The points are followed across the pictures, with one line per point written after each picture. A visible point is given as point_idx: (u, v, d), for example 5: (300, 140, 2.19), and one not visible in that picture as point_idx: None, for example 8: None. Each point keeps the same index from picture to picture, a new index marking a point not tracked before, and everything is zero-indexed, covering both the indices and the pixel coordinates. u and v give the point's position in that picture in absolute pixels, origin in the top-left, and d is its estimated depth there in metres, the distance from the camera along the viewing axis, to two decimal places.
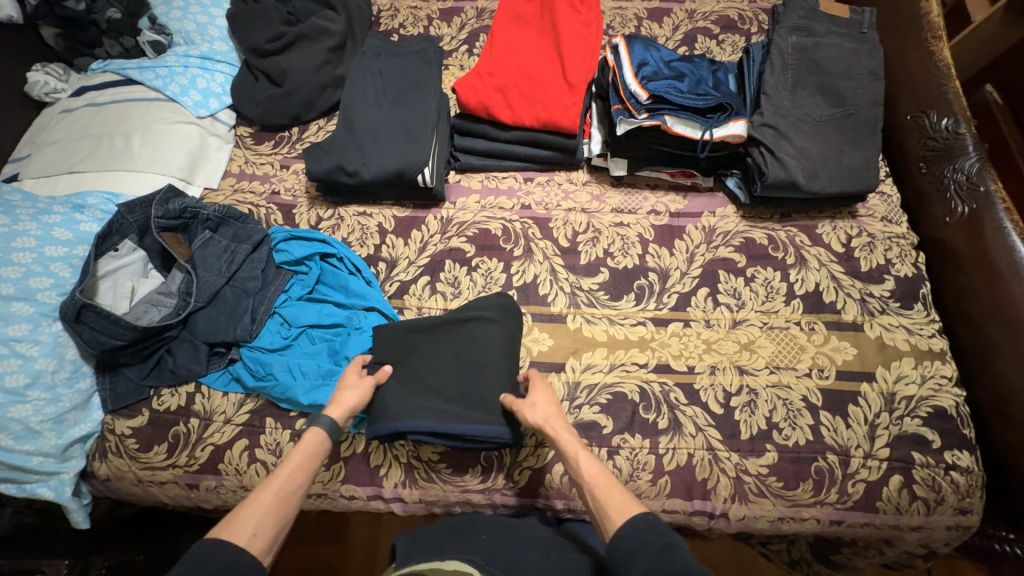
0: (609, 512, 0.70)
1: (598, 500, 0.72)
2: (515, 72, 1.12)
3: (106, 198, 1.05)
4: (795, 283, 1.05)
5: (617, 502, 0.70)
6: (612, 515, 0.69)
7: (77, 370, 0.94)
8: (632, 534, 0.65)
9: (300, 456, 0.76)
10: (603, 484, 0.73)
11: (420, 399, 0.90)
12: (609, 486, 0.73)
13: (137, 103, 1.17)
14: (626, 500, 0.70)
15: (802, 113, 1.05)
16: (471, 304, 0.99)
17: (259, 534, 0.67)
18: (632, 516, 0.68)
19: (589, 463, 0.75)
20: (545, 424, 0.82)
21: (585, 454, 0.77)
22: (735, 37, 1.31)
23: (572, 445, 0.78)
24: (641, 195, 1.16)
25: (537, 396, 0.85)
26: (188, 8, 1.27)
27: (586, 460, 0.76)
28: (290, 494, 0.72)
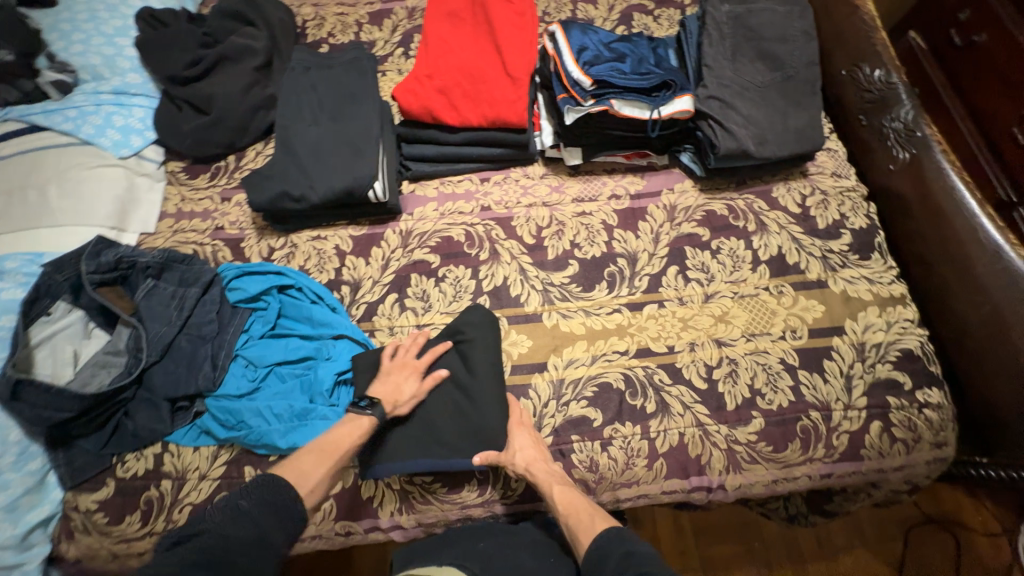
0: (579, 534, 0.80)
1: (567, 524, 0.82)
2: (455, 71, 1.08)
3: (28, 259, 0.96)
4: (759, 249, 1.07)
5: (587, 527, 0.81)
6: (582, 538, 0.80)
7: (24, 452, 0.86)
8: (601, 545, 0.78)
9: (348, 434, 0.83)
10: (573, 512, 0.82)
11: (415, 432, 0.89)
12: (581, 509, 0.83)
13: (48, 152, 1.07)
14: (597, 523, 0.81)
15: (744, 81, 1.05)
16: (453, 323, 0.97)
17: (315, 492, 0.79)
18: (597, 535, 0.79)
19: (563, 496, 0.84)
20: (529, 470, 0.85)
21: (559, 488, 0.84)
22: (670, 11, 1.31)
23: (549, 481, 0.84)
24: (599, 180, 1.15)
25: (519, 440, 0.88)
26: (90, 41, 1.17)
27: (561, 494, 0.84)
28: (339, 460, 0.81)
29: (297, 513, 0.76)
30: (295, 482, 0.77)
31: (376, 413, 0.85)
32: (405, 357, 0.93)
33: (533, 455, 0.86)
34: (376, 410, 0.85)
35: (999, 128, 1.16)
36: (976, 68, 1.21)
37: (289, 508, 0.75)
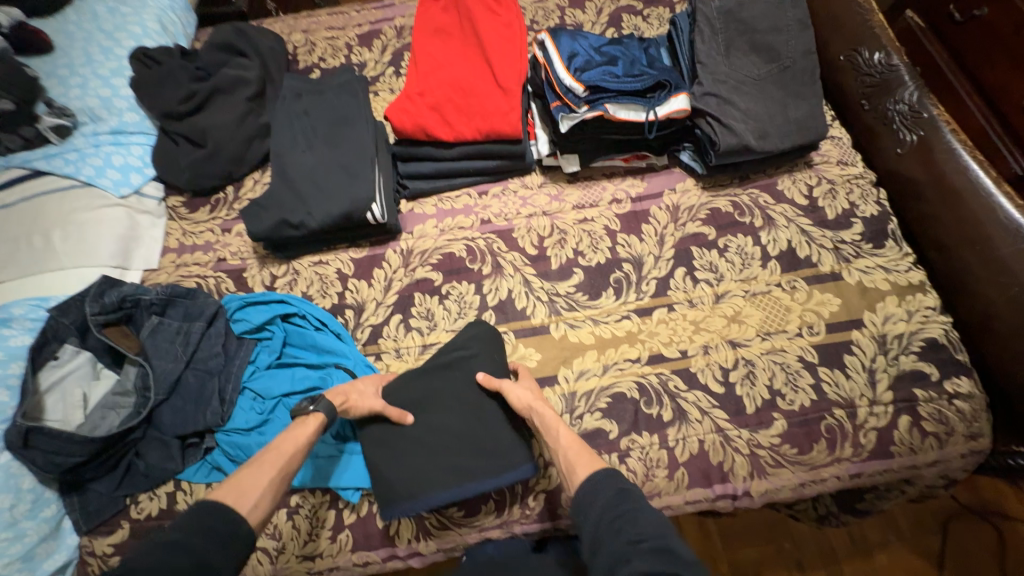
0: (577, 467, 0.75)
1: (567, 460, 0.77)
2: (446, 87, 1.08)
3: (34, 304, 0.96)
4: (768, 244, 1.04)
5: (584, 461, 0.76)
6: (579, 470, 0.74)
7: (39, 499, 0.85)
8: (592, 489, 0.71)
9: (293, 440, 0.78)
10: (572, 446, 0.78)
11: (430, 463, 0.87)
12: (578, 445, 0.78)
13: (50, 196, 1.08)
14: (591, 461, 0.76)
15: (740, 75, 1.03)
16: (447, 345, 0.95)
17: (261, 504, 0.72)
18: (595, 470, 0.74)
19: (565, 435, 0.80)
20: (532, 403, 0.85)
21: (563, 427, 0.81)
22: (659, 9, 1.31)
23: (553, 420, 0.82)
24: (599, 185, 1.13)
25: (524, 383, 0.90)
26: (87, 84, 1.18)
27: (564, 431, 0.80)
28: (286, 468, 0.76)
29: (246, 532, 0.69)
30: (234, 503, 0.71)
31: (323, 410, 0.82)
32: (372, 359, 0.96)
33: (533, 394, 0.87)
34: (320, 403, 0.82)
35: (1009, 101, 1.13)
36: (980, 43, 1.17)
37: (235, 530, 0.68)
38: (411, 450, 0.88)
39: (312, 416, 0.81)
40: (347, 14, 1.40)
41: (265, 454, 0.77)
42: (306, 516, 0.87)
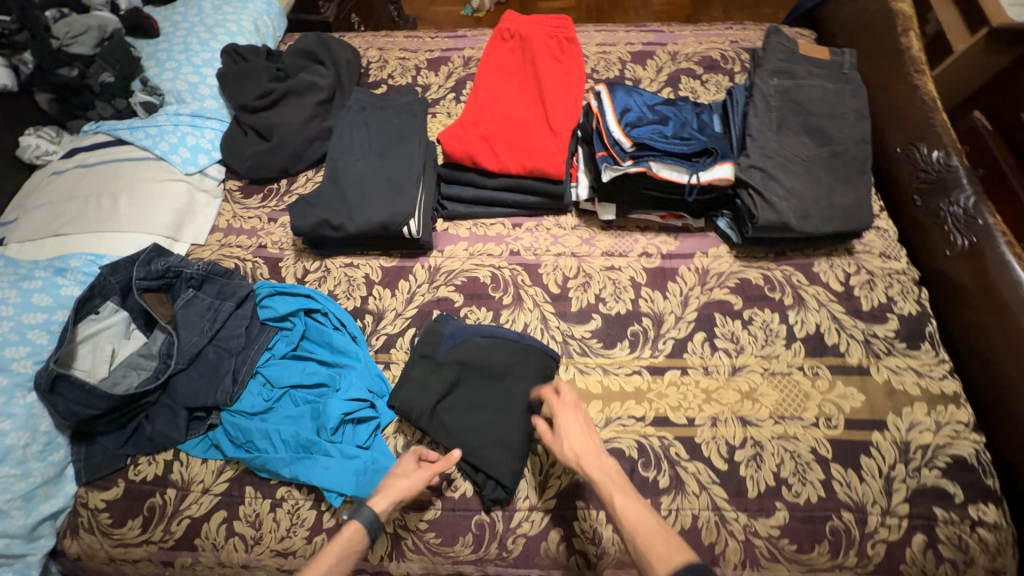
0: (652, 559, 0.63)
1: (637, 544, 0.66)
2: (500, 121, 1.11)
3: (89, 259, 1.03)
4: (795, 325, 1.01)
5: (660, 550, 0.64)
6: (653, 563, 0.63)
7: (50, 443, 0.90)
8: None
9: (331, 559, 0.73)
10: (640, 531, 0.66)
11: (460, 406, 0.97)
12: (645, 518, 0.68)
13: (125, 163, 1.18)
14: (668, 548, 0.64)
15: (789, 154, 1.02)
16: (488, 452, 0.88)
17: None
18: (677, 564, 0.62)
19: (625, 504, 0.69)
20: (577, 461, 0.77)
21: (621, 497, 0.70)
22: (718, 77, 1.37)
23: (609, 484, 0.72)
24: (632, 236, 1.14)
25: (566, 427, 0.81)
26: (180, 69, 1.29)
27: (622, 502, 0.70)
28: None
29: None
30: None
31: (364, 517, 0.77)
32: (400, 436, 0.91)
33: (577, 447, 0.78)
34: (362, 514, 0.78)
35: None
36: None
37: None
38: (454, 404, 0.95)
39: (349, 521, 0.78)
40: (422, 39, 1.51)
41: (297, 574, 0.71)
42: (287, 512, 0.88)
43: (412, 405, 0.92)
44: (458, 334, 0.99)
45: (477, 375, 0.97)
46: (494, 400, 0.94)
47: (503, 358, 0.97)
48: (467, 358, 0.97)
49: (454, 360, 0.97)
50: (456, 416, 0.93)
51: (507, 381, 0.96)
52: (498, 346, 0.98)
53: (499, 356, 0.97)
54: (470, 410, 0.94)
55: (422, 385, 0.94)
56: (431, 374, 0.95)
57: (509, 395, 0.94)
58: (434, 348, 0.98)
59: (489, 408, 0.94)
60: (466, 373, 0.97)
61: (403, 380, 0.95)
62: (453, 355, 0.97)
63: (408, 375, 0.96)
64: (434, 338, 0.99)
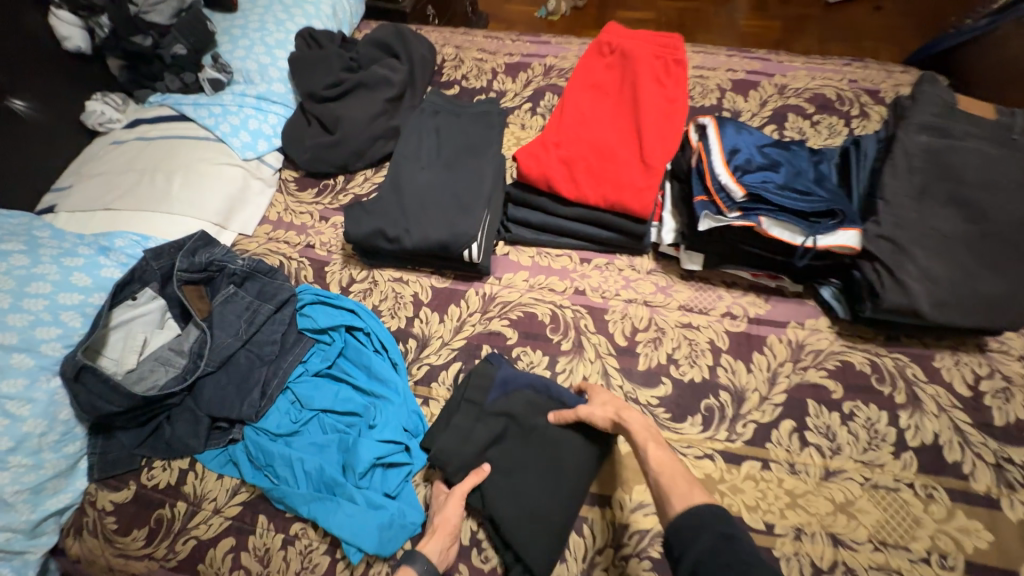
0: (668, 496, 0.61)
1: (660, 484, 0.64)
2: (584, 144, 0.99)
3: (135, 240, 0.99)
4: (908, 430, 0.85)
5: (682, 490, 0.61)
6: (673, 500, 0.60)
7: (67, 433, 0.84)
8: (693, 521, 0.57)
9: None
10: (662, 467, 0.65)
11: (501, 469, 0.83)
12: (676, 466, 0.65)
13: (185, 141, 1.13)
14: (694, 492, 0.61)
15: (929, 227, 0.85)
16: (530, 535, 0.76)
17: None
18: (697, 504, 0.59)
19: (658, 452, 0.67)
20: (616, 415, 0.76)
21: (654, 444, 0.69)
22: (832, 119, 1.20)
23: (643, 434, 0.71)
24: (715, 291, 1.00)
25: (600, 398, 0.82)
26: (252, 48, 1.23)
27: (655, 448, 0.68)
28: None
29: None
30: None
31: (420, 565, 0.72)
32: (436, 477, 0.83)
33: (608, 410, 0.78)
34: (416, 560, 0.72)
35: None
36: None
37: None
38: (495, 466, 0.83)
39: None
40: (502, 41, 1.40)
41: None
42: (298, 552, 0.79)
43: (449, 454, 0.82)
44: (511, 380, 0.88)
45: (523, 437, 0.84)
46: (539, 469, 0.82)
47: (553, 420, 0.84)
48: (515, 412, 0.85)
49: (502, 412, 0.85)
50: (494, 478, 0.81)
51: (555, 450, 0.82)
52: (550, 407, 0.86)
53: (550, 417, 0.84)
54: (509, 475, 0.81)
55: (463, 433, 0.84)
56: (474, 422, 0.85)
57: (556, 467, 0.81)
58: (482, 392, 0.87)
59: (531, 477, 0.81)
60: (512, 430, 0.85)
61: (444, 425, 0.85)
62: (501, 405, 0.85)
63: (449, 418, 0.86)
64: (485, 380, 0.88)
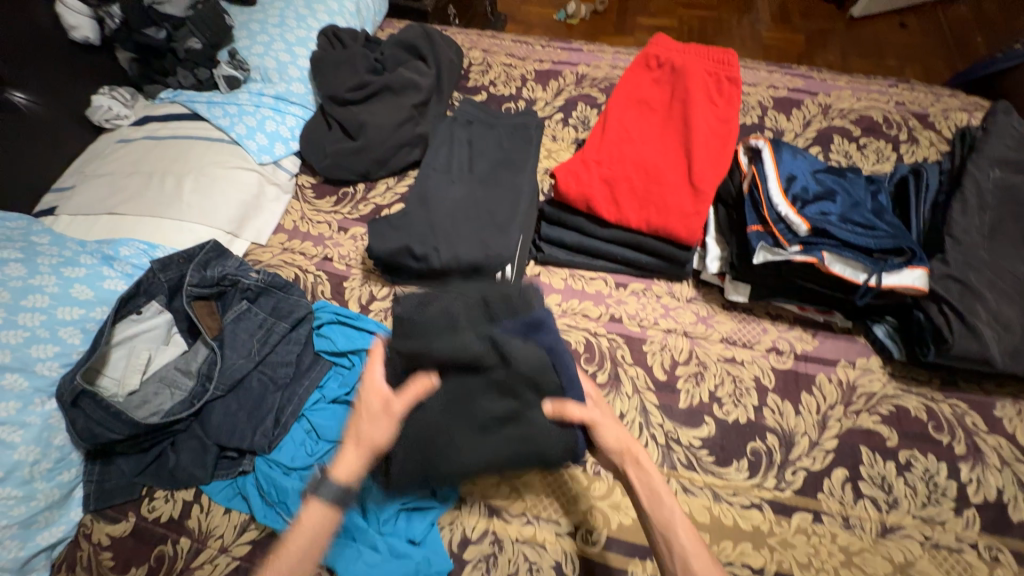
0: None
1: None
2: (628, 163, 0.93)
3: (141, 249, 0.92)
4: (969, 484, 0.79)
5: None
6: None
7: (63, 460, 0.77)
8: None
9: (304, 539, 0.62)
10: (699, 558, 0.62)
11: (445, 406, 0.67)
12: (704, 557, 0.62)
13: (197, 142, 1.06)
14: None
15: (1001, 267, 0.81)
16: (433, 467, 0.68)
17: None
18: None
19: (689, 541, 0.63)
20: (624, 451, 0.70)
21: (682, 519, 0.65)
22: (879, 142, 1.14)
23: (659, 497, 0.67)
24: (759, 324, 0.94)
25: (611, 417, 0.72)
26: (272, 44, 1.16)
27: (684, 532, 0.64)
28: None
29: None
30: None
31: (328, 495, 0.63)
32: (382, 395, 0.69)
33: (626, 437, 0.71)
34: (327, 488, 0.64)
35: None
36: None
37: None
38: (448, 395, 0.67)
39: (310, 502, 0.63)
40: (531, 47, 1.34)
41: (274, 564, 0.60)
42: None
43: (415, 353, 0.67)
44: (543, 329, 0.71)
45: (506, 386, 0.66)
46: (491, 430, 0.67)
47: (547, 390, 0.68)
48: (514, 355, 0.65)
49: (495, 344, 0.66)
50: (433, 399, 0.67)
51: (512, 428, 0.67)
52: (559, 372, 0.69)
53: (543, 394, 0.68)
54: (447, 412, 0.67)
55: (451, 343, 0.66)
56: (469, 333, 0.67)
57: (495, 437, 0.67)
58: (505, 312, 0.71)
59: (470, 426, 0.67)
60: (499, 371, 0.66)
61: (432, 316, 0.70)
62: (511, 341, 0.66)
63: (442, 312, 0.70)
64: (518, 305, 0.72)
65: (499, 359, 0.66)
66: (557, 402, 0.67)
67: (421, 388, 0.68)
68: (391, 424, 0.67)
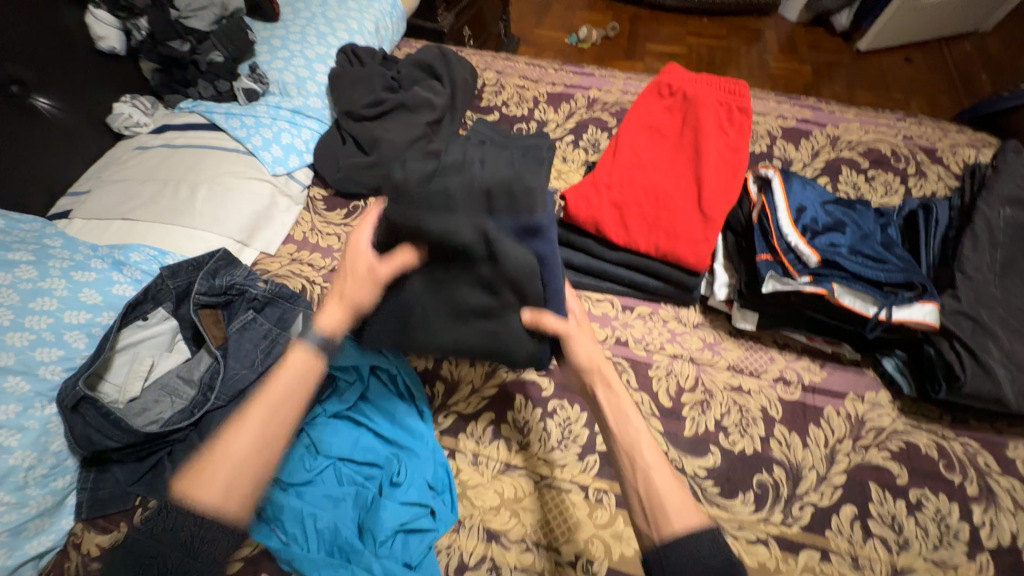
0: (666, 508, 0.62)
1: (650, 485, 0.64)
2: (638, 188, 0.94)
3: (152, 255, 0.93)
4: (983, 527, 0.77)
5: (677, 502, 0.62)
6: (672, 515, 0.61)
7: (58, 466, 0.76)
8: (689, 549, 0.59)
9: (282, 386, 0.71)
10: (660, 472, 0.65)
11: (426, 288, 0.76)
12: (667, 476, 0.64)
13: (212, 151, 1.07)
14: (680, 508, 0.62)
15: (1011, 305, 0.81)
16: (407, 342, 0.79)
17: (233, 486, 0.65)
18: (692, 523, 0.60)
19: (656, 465, 0.65)
20: (592, 366, 0.74)
21: (641, 427, 0.69)
22: (887, 175, 1.14)
23: (622, 413, 0.70)
24: (767, 353, 0.93)
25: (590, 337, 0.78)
26: (292, 59, 1.19)
27: (653, 462, 0.65)
28: (269, 430, 0.68)
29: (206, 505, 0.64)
30: (207, 485, 0.64)
31: (312, 342, 0.73)
32: (374, 268, 0.75)
33: (600, 355, 0.75)
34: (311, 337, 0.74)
35: None
36: None
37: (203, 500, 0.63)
38: (431, 273, 0.75)
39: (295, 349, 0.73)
40: (544, 70, 1.36)
41: (250, 409, 0.68)
42: None
43: (409, 227, 0.71)
44: (540, 236, 0.73)
45: (483, 274, 0.73)
46: (466, 324, 0.76)
47: (530, 294, 0.74)
48: (506, 256, 0.70)
49: (485, 236, 0.71)
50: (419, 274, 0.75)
51: (485, 322, 0.76)
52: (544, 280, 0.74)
53: (524, 302, 0.75)
54: (429, 290, 0.75)
55: (448, 222, 0.71)
56: (464, 217, 0.71)
57: (466, 323, 0.76)
58: (506, 210, 0.72)
59: (443, 308, 0.76)
60: (483, 264, 0.73)
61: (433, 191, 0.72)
62: (507, 243, 0.71)
63: (441, 190, 0.71)
64: (521, 206, 0.72)
65: (489, 253, 0.72)
66: (536, 312, 0.75)
67: (406, 260, 0.74)
68: (374, 288, 0.76)
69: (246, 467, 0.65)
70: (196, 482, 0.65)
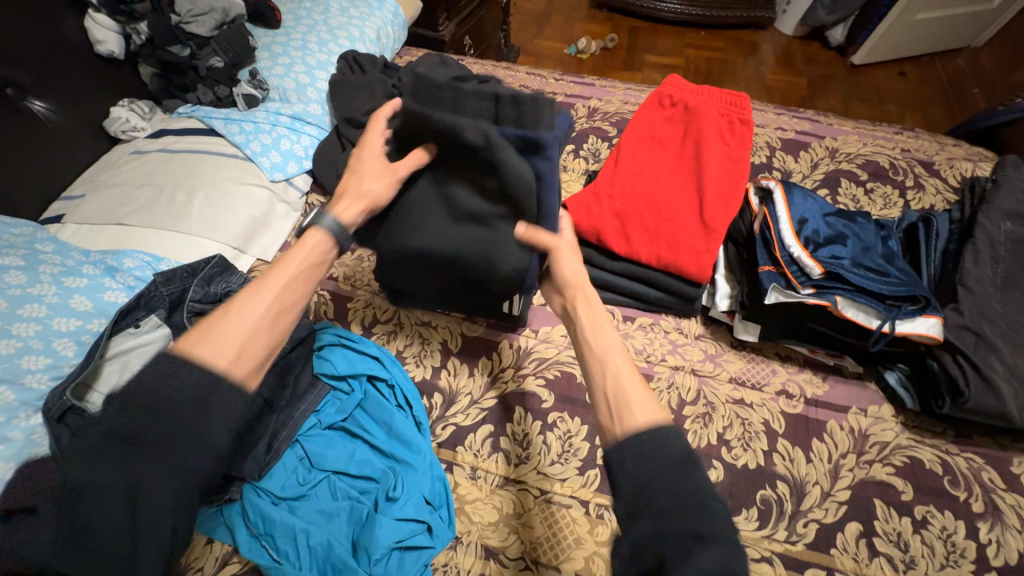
0: (632, 405, 0.59)
1: (618, 387, 0.61)
2: (640, 198, 0.93)
3: (145, 261, 0.90)
4: (990, 546, 0.76)
5: (641, 400, 0.60)
6: (636, 413, 0.58)
7: None
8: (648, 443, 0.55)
9: (293, 266, 0.73)
10: (628, 376, 0.62)
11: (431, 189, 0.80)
12: (633, 379, 0.62)
13: (210, 157, 1.06)
14: (643, 409, 0.59)
15: (1013, 319, 0.81)
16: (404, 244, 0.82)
17: (240, 359, 0.65)
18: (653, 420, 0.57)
19: (621, 363, 0.64)
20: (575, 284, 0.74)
21: (612, 336, 0.67)
22: (886, 187, 1.15)
23: (596, 321, 0.69)
24: (769, 365, 0.92)
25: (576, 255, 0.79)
26: (292, 66, 1.19)
27: (617, 359, 0.64)
28: (276, 302, 0.70)
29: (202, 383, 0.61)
30: (208, 356, 0.63)
31: (325, 229, 0.75)
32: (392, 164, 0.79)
33: (586, 279, 0.75)
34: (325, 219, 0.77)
35: None
36: None
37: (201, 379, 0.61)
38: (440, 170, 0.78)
39: (312, 231, 0.75)
40: (545, 80, 1.37)
41: (256, 288, 0.69)
42: None
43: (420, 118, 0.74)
44: (542, 153, 0.73)
45: (483, 180, 0.75)
46: (459, 229, 0.79)
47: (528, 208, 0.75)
48: (505, 163, 0.70)
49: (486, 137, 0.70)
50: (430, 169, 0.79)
51: (477, 229, 0.78)
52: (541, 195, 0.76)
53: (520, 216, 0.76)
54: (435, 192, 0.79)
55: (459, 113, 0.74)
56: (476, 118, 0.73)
57: (460, 228, 0.79)
58: (511, 118, 0.72)
59: (443, 215, 0.79)
60: (485, 172, 0.74)
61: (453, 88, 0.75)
62: (508, 151, 0.71)
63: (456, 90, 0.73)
64: (529, 116, 0.72)
65: (489, 158, 0.72)
66: (529, 227, 0.76)
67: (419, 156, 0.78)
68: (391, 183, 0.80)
69: (256, 333, 0.66)
70: (196, 341, 0.64)
